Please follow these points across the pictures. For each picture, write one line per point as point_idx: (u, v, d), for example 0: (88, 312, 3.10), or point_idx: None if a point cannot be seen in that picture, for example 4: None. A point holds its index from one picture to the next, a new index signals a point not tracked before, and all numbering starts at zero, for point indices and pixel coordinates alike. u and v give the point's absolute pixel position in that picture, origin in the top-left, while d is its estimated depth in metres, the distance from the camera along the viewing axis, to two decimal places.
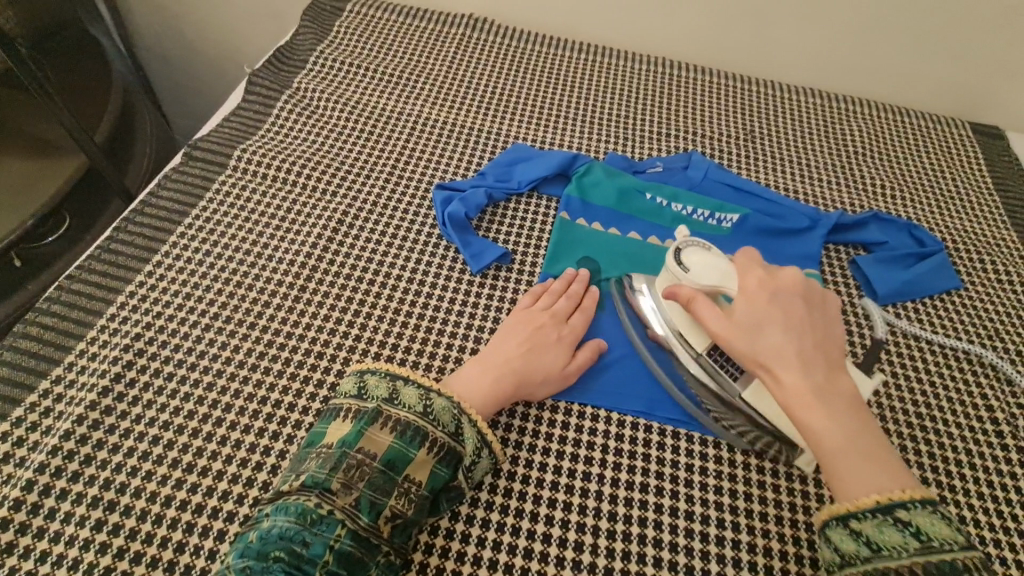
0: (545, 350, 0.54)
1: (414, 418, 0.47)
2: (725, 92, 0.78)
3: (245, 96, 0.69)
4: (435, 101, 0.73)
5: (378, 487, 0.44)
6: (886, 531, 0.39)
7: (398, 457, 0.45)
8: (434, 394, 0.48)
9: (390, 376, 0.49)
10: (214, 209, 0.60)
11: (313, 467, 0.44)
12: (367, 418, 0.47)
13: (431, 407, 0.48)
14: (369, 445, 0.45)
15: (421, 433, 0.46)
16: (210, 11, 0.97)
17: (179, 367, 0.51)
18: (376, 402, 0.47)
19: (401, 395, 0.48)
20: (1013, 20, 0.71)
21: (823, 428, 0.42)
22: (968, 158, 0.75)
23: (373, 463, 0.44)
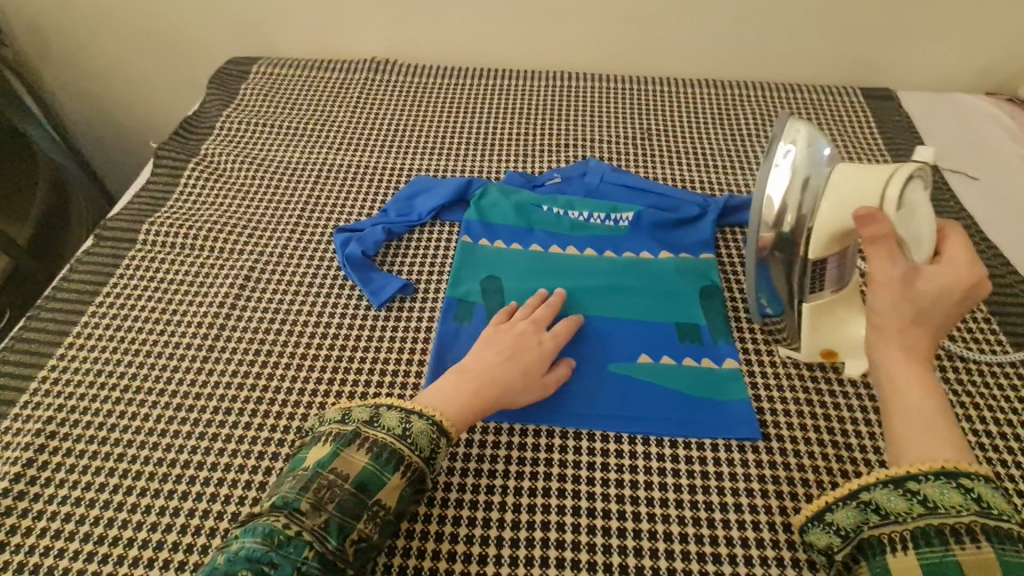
0: (523, 359, 0.57)
1: (394, 441, 0.49)
2: (614, 98, 0.94)
3: (157, 170, 0.81)
4: (335, 146, 0.86)
5: (347, 509, 0.46)
6: (892, 499, 0.43)
7: (371, 479, 0.47)
8: (416, 417, 0.51)
9: (375, 403, 0.52)
10: (127, 285, 0.68)
11: (287, 488, 0.47)
12: (343, 441, 0.49)
13: (410, 430, 0.50)
14: (342, 466, 0.47)
15: (398, 454, 0.48)
16: (136, 95, 1.20)
17: (90, 444, 0.56)
18: (355, 425, 0.50)
19: (383, 419, 0.50)
20: (799, 43, 0.98)
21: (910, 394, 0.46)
22: (851, 140, 0.88)
23: (345, 484, 0.46)
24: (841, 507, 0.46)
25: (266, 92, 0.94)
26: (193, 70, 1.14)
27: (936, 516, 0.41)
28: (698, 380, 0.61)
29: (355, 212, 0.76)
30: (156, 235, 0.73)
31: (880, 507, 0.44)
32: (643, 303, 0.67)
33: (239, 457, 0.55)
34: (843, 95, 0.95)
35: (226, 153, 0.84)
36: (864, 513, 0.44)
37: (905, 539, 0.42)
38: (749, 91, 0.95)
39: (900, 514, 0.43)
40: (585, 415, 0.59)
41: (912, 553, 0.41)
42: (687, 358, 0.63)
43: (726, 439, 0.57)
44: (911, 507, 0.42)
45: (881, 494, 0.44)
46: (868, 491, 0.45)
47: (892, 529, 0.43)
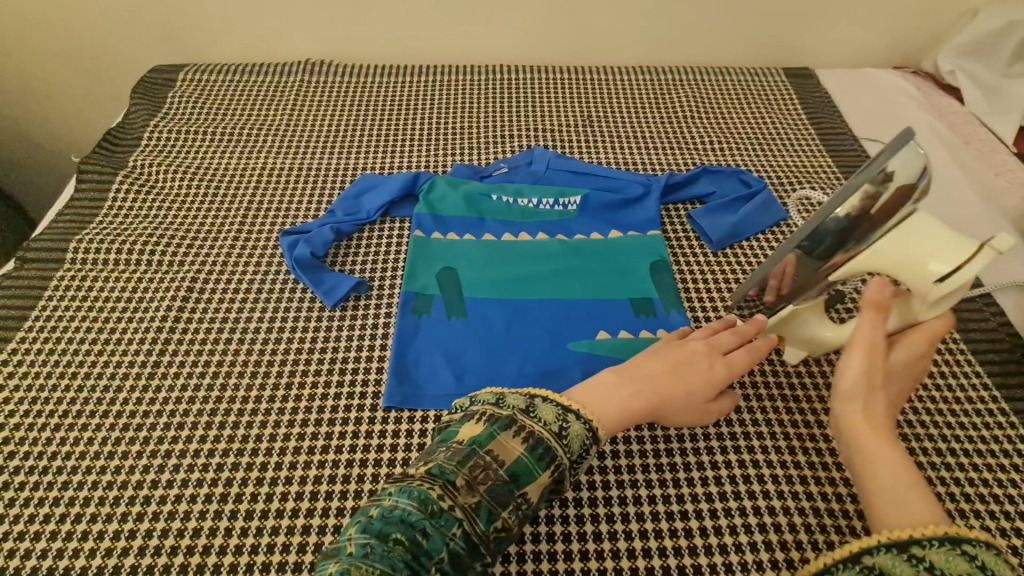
0: (688, 373, 0.53)
1: (551, 437, 0.45)
2: (554, 88, 0.96)
3: (81, 184, 0.77)
4: (275, 149, 0.84)
5: (498, 495, 0.42)
6: (899, 565, 0.38)
7: (523, 470, 0.43)
8: (541, 400, 0.47)
9: (528, 393, 0.47)
10: (57, 306, 0.64)
11: (441, 457, 0.43)
12: (502, 424, 0.45)
13: (567, 430, 0.46)
14: (499, 449, 0.43)
15: (551, 453, 0.44)
16: (52, 111, 1.13)
17: (28, 474, 0.53)
18: (512, 410, 0.46)
19: (537, 410, 0.46)
20: (724, 28, 1.03)
21: (882, 464, 0.44)
22: (778, 116, 0.93)
23: (501, 469, 0.43)
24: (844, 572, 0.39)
25: (197, 99, 0.91)
26: (114, 81, 1.08)
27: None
28: None
29: (301, 215, 0.74)
30: (86, 252, 0.69)
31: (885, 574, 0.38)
32: (597, 282, 0.68)
33: (196, 472, 0.53)
34: (767, 74, 1.00)
35: (156, 163, 0.80)
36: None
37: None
38: (681, 75, 0.99)
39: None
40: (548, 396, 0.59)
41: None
42: (643, 331, 0.64)
43: None
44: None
45: (886, 559, 0.38)
46: (872, 555, 0.39)
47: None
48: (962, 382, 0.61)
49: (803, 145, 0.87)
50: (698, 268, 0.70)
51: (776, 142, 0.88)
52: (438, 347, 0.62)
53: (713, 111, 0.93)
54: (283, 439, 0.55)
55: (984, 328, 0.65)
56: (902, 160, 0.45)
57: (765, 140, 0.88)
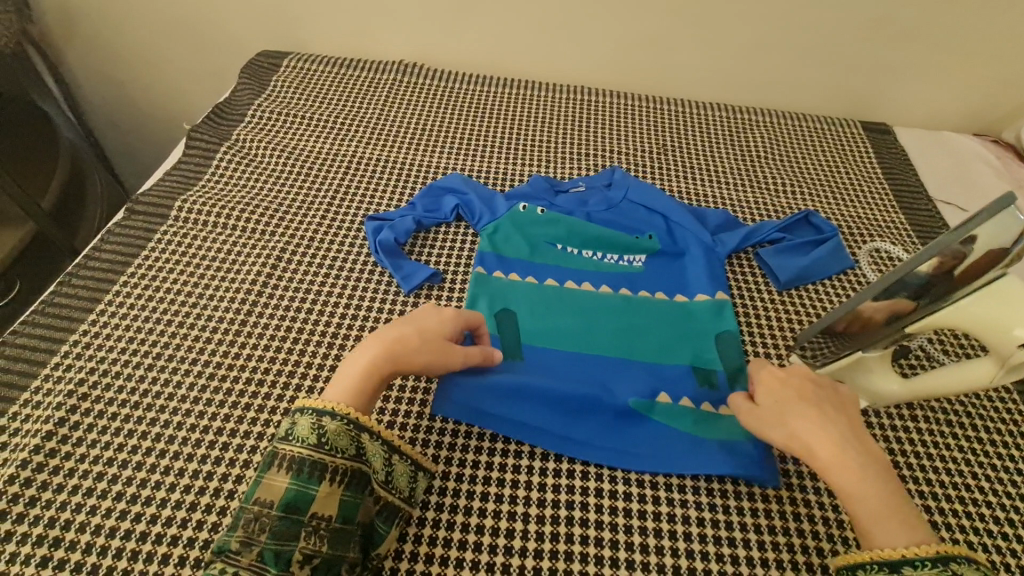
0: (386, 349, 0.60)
1: (310, 451, 0.48)
2: (632, 114, 0.98)
3: (188, 150, 0.83)
4: (363, 139, 0.89)
5: (282, 533, 0.45)
6: None
7: (298, 496, 0.46)
8: (328, 420, 0.49)
9: (289, 414, 0.50)
10: (158, 258, 0.70)
11: (221, 533, 0.46)
12: (264, 465, 0.48)
13: (325, 435, 0.48)
14: (265, 493, 0.46)
15: (319, 464, 0.47)
16: (159, 81, 1.22)
17: (122, 407, 0.57)
18: (271, 445, 0.48)
19: (295, 432, 0.48)
20: (806, 76, 1.04)
21: (862, 497, 0.48)
22: (852, 167, 0.93)
23: (272, 510, 0.45)
24: (879, 573, 0.45)
25: (298, 85, 0.97)
26: (219, 60, 1.16)
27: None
28: (711, 425, 0.61)
29: (384, 204, 0.79)
30: (188, 212, 0.74)
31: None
32: (659, 339, 0.67)
33: (271, 427, 0.57)
34: (845, 125, 1.01)
35: (257, 140, 0.86)
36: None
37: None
38: (759, 116, 1.01)
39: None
40: (598, 449, 0.59)
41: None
42: (704, 403, 0.62)
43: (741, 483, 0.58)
44: None
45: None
46: (913, 567, 0.44)
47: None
48: None
49: (876, 199, 0.88)
50: (760, 305, 0.72)
51: (849, 194, 0.88)
52: (497, 371, 0.63)
53: (788, 156, 0.94)
54: None
55: None
56: (990, 228, 0.45)
57: (837, 189, 0.89)
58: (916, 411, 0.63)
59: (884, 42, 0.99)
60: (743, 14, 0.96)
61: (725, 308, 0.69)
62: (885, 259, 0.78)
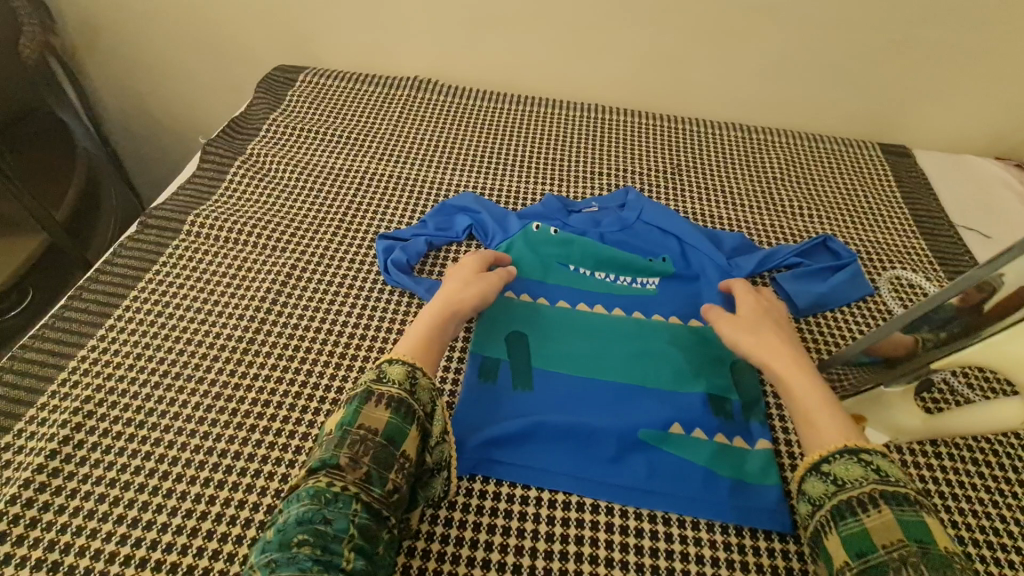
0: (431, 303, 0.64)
1: (404, 395, 0.51)
2: (647, 133, 0.98)
3: (202, 164, 0.83)
4: (377, 155, 0.88)
5: (382, 461, 0.47)
6: (849, 468, 0.48)
7: (396, 431, 0.49)
8: (418, 372, 0.54)
9: (377, 364, 0.54)
10: (167, 273, 0.69)
11: (321, 453, 0.48)
12: (359, 400, 0.50)
13: (416, 386, 0.53)
14: (367, 421, 0.49)
15: (412, 410, 0.51)
16: (176, 93, 1.23)
17: (127, 427, 0.57)
18: (365, 385, 0.52)
19: (389, 374, 0.53)
20: (824, 97, 1.03)
21: (799, 403, 0.55)
22: (871, 191, 0.92)
23: (375, 437, 0.48)
24: (810, 478, 0.50)
25: (312, 100, 0.97)
26: (235, 73, 1.17)
27: (890, 485, 0.46)
28: (726, 459, 0.59)
29: (396, 221, 0.78)
30: (200, 227, 0.74)
31: (837, 477, 0.48)
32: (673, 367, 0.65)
33: (275, 451, 0.56)
34: (864, 148, 0.99)
35: (270, 154, 0.86)
36: (826, 483, 0.49)
37: (863, 504, 0.46)
38: (775, 138, 0.99)
39: (856, 480, 0.47)
40: (606, 487, 0.57)
41: (864, 515, 0.45)
42: (719, 435, 0.60)
43: (756, 527, 0.55)
44: (867, 475, 0.47)
45: (840, 467, 0.49)
46: (828, 462, 0.50)
47: (853, 494, 0.47)
48: None
49: (896, 225, 0.86)
50: None
51: (867, 218, 0.87)
52: (506, 400, 0.61)
53: (804, 178, 0.93)
54: None
55: None
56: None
57: (855, 213, 0.87)
58: (941, 449, 0.61)
59: (903, 63, 0.97)
60: (760, 34, 0.96)
61: None
62: (905, 287, 0.76)
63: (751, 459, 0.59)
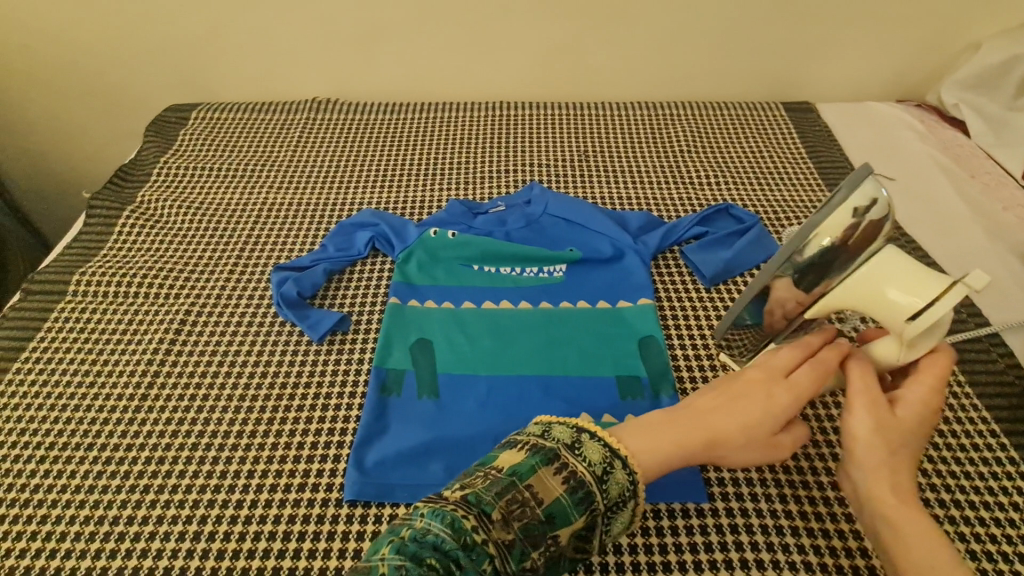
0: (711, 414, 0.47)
1: (592, 479, 0.41)
2: (551, 122, 0.97)
3: (89, 218, 0.80)
4: (276, 185, 0.86)
5: (530, 535, 0.39)
6: None
7: (560, 512, 0.40)
8: (618, 463, 0.43)
9: (577, 427, 0.44)
10: (52, 337, 0.66)
11: (483, 486, 0.40)
12: (544, 455, 0.41)
13: (609, 475, 0.42)
14: (540, 487, 0.40)
15: (590, 495, 0.40)
16: (74, 148, 1.18)
17: (12, 506, 0.53)
18: (557, 446, 0.42)
19: (583, 447, 0.42)
20: (724, 63, 1.03)
21: (907, 512, 0.43)
22: (775, 149, 0.92)
23: (538, 508, 0.39)
24: None
25: (206, 137, 0.94)
26: (131, 119, 1.13)
27: None
28: None
29: (297, 249, 0.76)
30: (88, 284, 0.71)
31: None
32: (582, 354, 0.64)
33: (173, 508, 0.53)
34: (765, 109, 1.00)
35: (162, 199, 0.83)
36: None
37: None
38: (679, 110, 0.99)
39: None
40: None
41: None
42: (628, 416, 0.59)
43: (672, 502, 0.54)
44: None
45: None
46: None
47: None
48: (965, 429, 0.59)
49: (801, 179, 0.87)
50: (689, 305, 0.69)
51: (773, 177, 0.87)
52: (410, 413, 0.59)
53: (710, 146, 0.93)
54: (260, 476, 0.55)
55: (991, 372, 0.63)
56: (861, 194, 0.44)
57: (761, 174, 0.88)
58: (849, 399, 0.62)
59: (791, 20, 0.98)
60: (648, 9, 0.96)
61: (650, 310, 0.67)
62: None
63: None
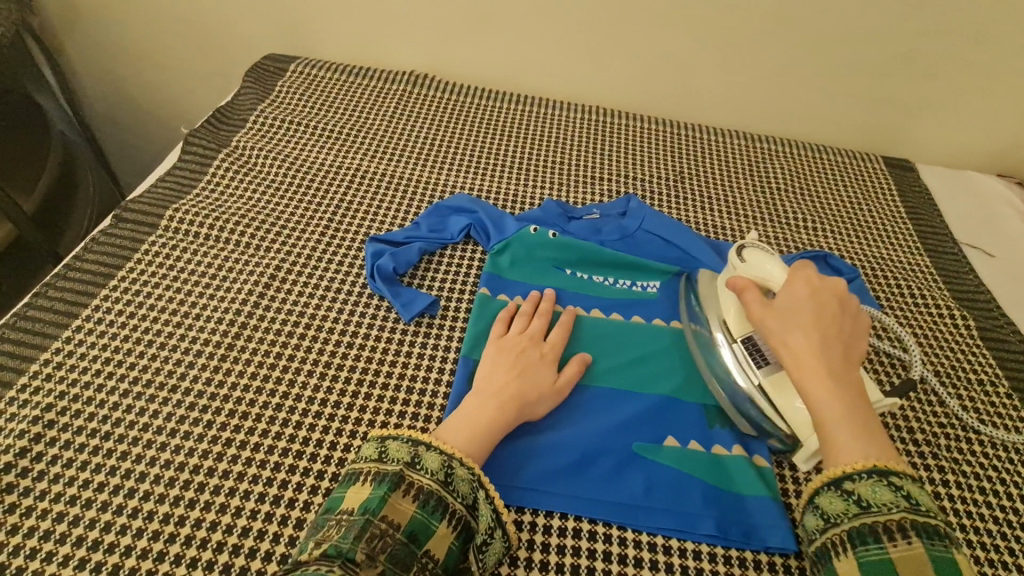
0: (493, 371, 0.57)
1: (437, 486, 0.48)
2: (649, 136, 0.95)
3: (184, 156, 0.79)
4: (369, 152, 0.84)
5: (398, 560, 0.44)
6: (877, 491, 0.46)
7: (420, 529, 0.46)
8: (456, 463, 0.50)
9: (413, 441, 0.50)
10: (140, 270, 0.65)
11: (337, 537, 0.44)
12: (388, 483, 0.47)
13: (453, 477, 0.49)
14: (392, 513, 0.46)
15: (444, 503, 0.47)
16: (158, 79, 1.17)
17: (91, 437, 0.53)
18: (398, 466, 0.48)
19: (423, 460, 0.49)
20: (832, 108, 1.00)
21: (835, 407, 0.50)
22: (875, 204, 0.90)
23: (398, 533, 0.45)
24: (827, 493, 0.48)
25: (302, 90, 0.93)
26: (219, 60, 1.11)
27: (919, 515, 0.45)
28: (722, 471, 0.57)
29: (389, 222, 0.75)
30: (179, 222, 0.70)
31: (863, 498, 0.47)
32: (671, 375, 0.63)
33: (253, 467, 0.52)
34: (867, 161, 0.97)
35: (258, 147, 0.81)
36: (848, 502, 0.47)
37: (889, 530, 0.45)
38: (781, 147, 0.97)
39: (885, 504, 0.46)
40: (603, 506, 0.54)
41: (889, 543, 0.44)
42: (715, 447, 0.58)
43: (758, 549, 0.53)
44: (896, 500, 0.46)
45: (865, 487, 0.47)
46: (852, 480, 0.47)
47: (879, 519, 0.45)
48: None
49: (899, 240, 0.85)
50: None
51: (871, 233, 0.85)
52: None
53: (808, 189, 0.91)
54: (341, 448, 0.54)
55: None
56: (752, 254, 0.61)
57: (859, 228, 0.86)
58: (944, 478, 0.60)
59: (912, 76, 0.95)
60: (770, 38, 0.92)
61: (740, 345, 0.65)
62: (906, 307, 0.76)
63: (748, 471, 0.57)
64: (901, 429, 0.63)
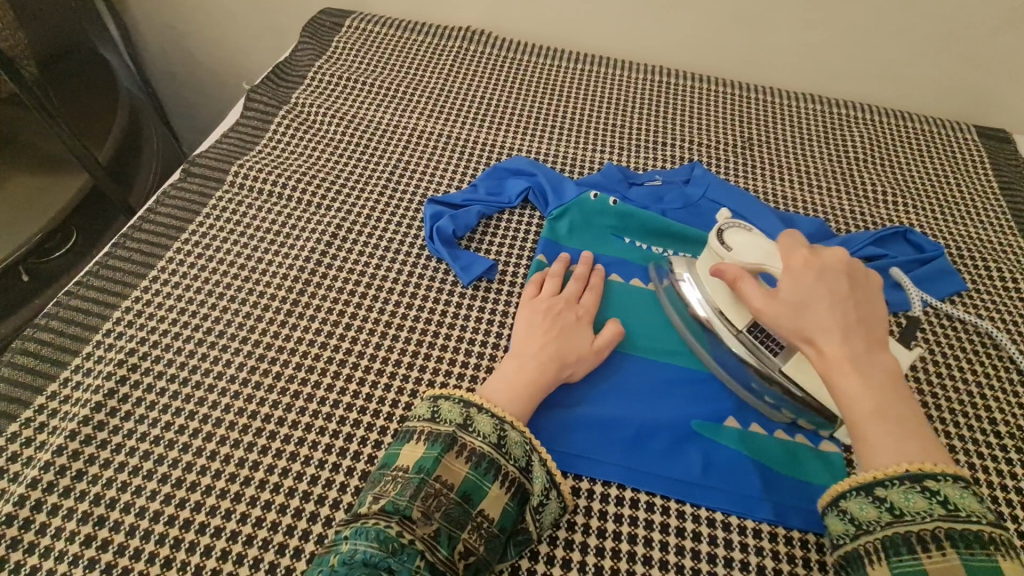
0: (533, 332, 0.57)
1: (489, 449, 0.48)
2: (718, 99, 0.90)
3: (246, 113, 0.80)
4: (426, 111, 0.83)
5: (453, 519, 0.45)
6: (910, 497, 0.42)
7: (474, 489, 0.46)
8: (508, 427, 0.49)
9: (464, 403, 0.50)
10: (208, 224, 0.67)
11: (393, 493, 0.45)
12: (442, 444, 0.48)
13: (505, 440, 0.49)
14: (445, 474, 0.46)
15: (496, 466, 0.48)
16: (217, 36, 1.18)
17: (170, 383, 0.55)
18: (450, 427, 0.48)
19: (475, 422, 0.49)
20: (924, 69, 0.91)
21: (858, 395, 0.45)
22: (966, 179, 0.83)
23: (451, 493, 0.46)
24: (856, 497, 0.45)
25: (358, 46, 0.91)
26: (276, 15, 1.11)
27: (957, 522, 0.41)
28: (788, 458, 0.56)
29: (446, 184, 0.74)
30: (244, 178, 0.71)
31: (895, 506, 0.43)
32: None
33: (318, 420, 0.54)
34: (959, 131, 0.89)
35: (316, 104, 0.81)
36: (880, 509, 0.44)
37: (922, 541, 0.41)
38: (863, 113, 0.90)
39: (918, 513, 0.42)
40: (660, 481, 0.54)
41: (923, 554, 0.41)
42: (778, 431, 0.57)
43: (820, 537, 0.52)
44: (931, 507, 0.42)
45: (899, 493, 0.43)
46: (884, 487, 0.44)
47: (913, 529, 0.42)
48: None
49: (991, 219, 0.78)
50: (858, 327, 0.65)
51: (961, 211, 0.79)
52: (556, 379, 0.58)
53: (892, 160, 0.84)
54: (403, 408, 0.55)
55: None
56: (742, 240, 0.56)
57: (946, 205, 0.79)
58: None
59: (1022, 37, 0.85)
60: None
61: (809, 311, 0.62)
62: (997, 292, 0.70)
63: (816, 461, 0.56)
64: (981, 419, 0.60)
